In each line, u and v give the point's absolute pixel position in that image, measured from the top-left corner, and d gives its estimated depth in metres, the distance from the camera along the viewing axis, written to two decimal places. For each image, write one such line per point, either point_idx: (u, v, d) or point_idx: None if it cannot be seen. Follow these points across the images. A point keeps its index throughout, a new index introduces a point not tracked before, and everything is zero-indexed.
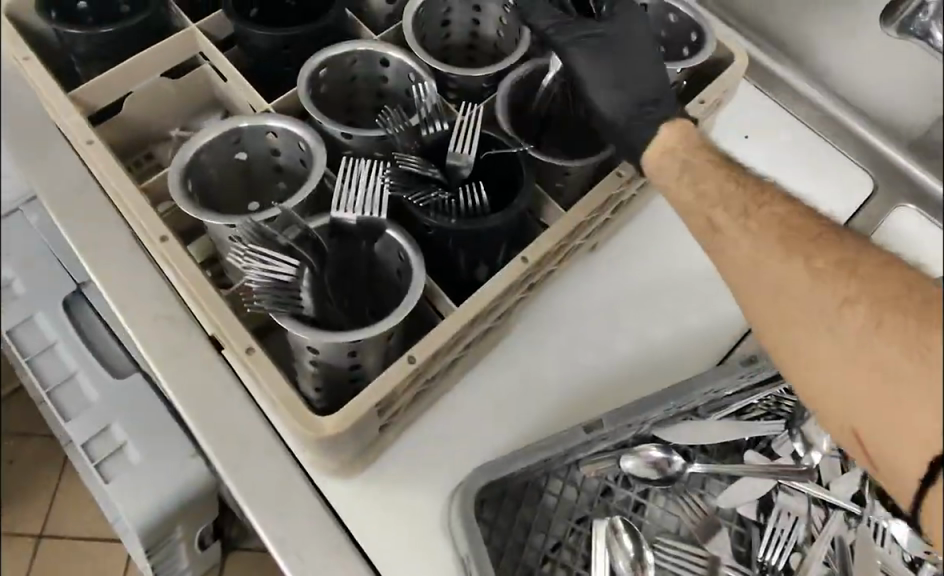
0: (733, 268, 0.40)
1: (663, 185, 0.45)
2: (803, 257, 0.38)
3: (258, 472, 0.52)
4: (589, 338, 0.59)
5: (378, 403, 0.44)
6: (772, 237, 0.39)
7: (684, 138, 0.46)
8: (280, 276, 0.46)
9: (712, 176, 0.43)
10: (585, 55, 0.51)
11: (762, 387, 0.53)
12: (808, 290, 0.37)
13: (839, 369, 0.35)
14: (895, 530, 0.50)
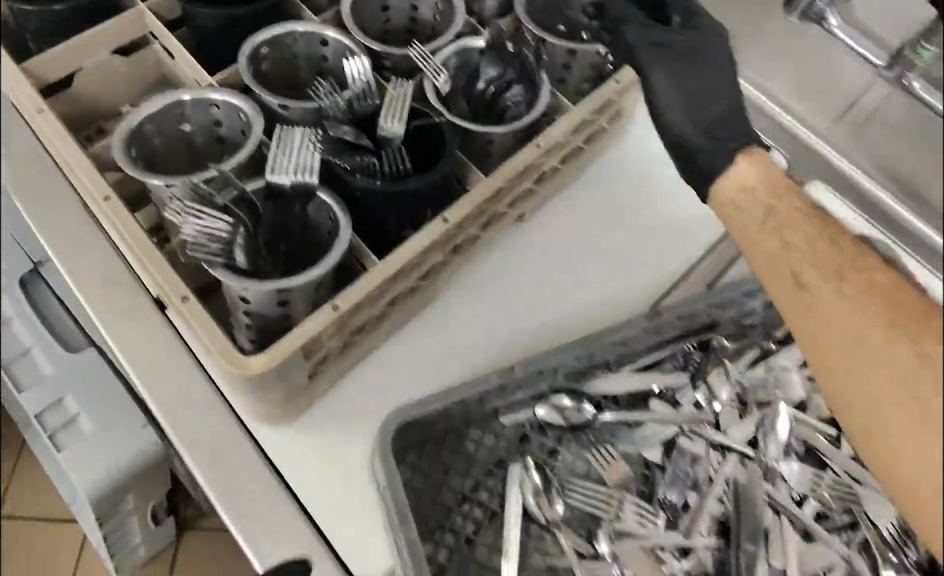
0: (795, 309, 0.32)
1: (741, 225, 0.34)
2: (878, 304, 0.31)
3: (198, 423, 0.54)
4: (515, 299, 0.64)
5: (304, 346, 0.47)
6: (863, 293, 0.31)
7: (773, 169, 0.34)
8: (214, 231, 0.50)
9: (805, 215, 0.33)
10: (652, 63, 0.38)
11: (670, 344, 0.58)
12: (879, 343, 0.30)
13: (881, 423, 0.30)
14: (785, 471, 0.55)
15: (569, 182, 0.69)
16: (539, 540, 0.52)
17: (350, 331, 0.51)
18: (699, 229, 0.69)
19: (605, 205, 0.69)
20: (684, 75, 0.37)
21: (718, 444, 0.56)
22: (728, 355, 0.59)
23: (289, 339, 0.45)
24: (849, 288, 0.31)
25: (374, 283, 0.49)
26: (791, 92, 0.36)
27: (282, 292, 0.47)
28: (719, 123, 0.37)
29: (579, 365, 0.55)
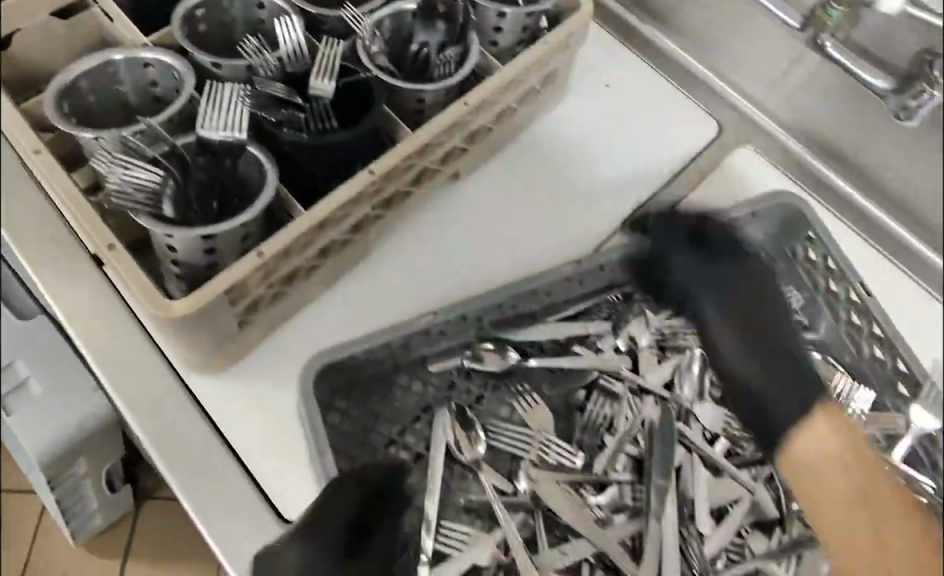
0: (848, 552, 0.50)
1: (795, 472, 0.52)
2: (874, 510, 0.49)
3: (132, 373, 0.55)
4: (446, 255, 0.66)
5: (228, 290, 0.48)
6: (856, 493, 0.50)
7: (844, 442, 0.51)
8: (142, 183, 0.51)
9: (865, 476, 0.50)
10: (709, 304, 0.58)
11: (594, 294, 0.60)
12: (879, 555, 0.49)
13: (864, 565, 0.49)
14: (698, 412, 0.58)
15: (508, 142, 0.71)
16: (462, 478, 0.55)
17: (277, 279, 0.52)
18: (639, 184, 0.71)
19: (545, 164, 0.71)
20: (731, 338, 0.57)
21: (636, 388, 0.59)
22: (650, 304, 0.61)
23: (211, 286, 0.46)
24: (893, 511, 0.49)
25: (299, 230, 0.50)
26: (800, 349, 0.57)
27: (205, 238, 0.48)
28: (786, 416, 0.54)
29: (502, 314, 0.57)
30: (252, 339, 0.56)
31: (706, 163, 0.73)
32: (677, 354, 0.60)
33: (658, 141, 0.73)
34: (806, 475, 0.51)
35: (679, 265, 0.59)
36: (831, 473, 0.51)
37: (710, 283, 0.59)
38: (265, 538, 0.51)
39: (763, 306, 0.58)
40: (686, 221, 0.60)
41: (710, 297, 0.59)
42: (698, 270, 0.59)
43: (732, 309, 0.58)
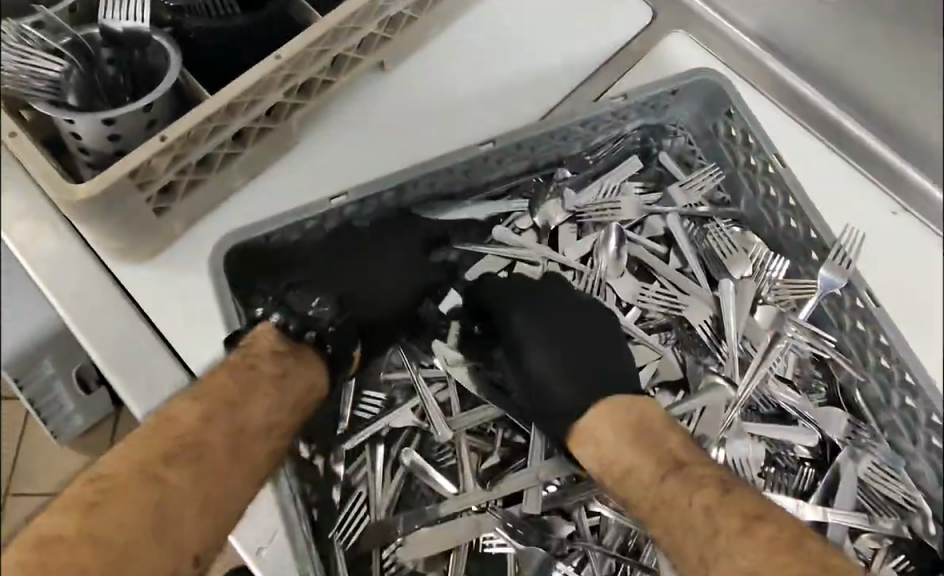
0: (649, 487, 0.52)
1: (590, 456, 0.54)
2: (681, 496, 0.50)
3: (52, 256, 0.55)
4: (371, 145, 0.63)
5: (133, 172, 0.49)
6: (659, 464, 0.52)
7: (618, 424, 0.54)
8: (42, 71, 0.50)
9: (649, 468, 0.52)
10: (513, 325, 0.59)
11: (516, 178, 0.61)
12: (672, 482, 0.51)
13: (678, 498, 0.50)
14: (612, 283, 0.62)
15: (436, 33, 0.67)
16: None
17: (187, 165, 0.53)
18: (573, 70, 0.67)
19: (474, 50, 0.67)
20: (540, 338, 0.59)
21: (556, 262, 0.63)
22: (571, 183, 0.63)
23: (113, 169, 0.47)
24: (697, 504, 0.50)
25: (205, 114, 0.51)
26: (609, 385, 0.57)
27: (105, 123, 0.49)
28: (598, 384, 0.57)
29: (426, 197, 0.58)
30: (175, 228, 0.57)
31: (647, 40, 0.70)
32: (597, 230, 0.62)
33: (597, 27, 0.69)
34: (595, 455, 0.54)
35: (487, 283, 0.60)
36: (604, 448, 0.54)
37: (535, 299, 0.59)
38: None
39: (593, 328, 0.59)
40: (484, 299, 0.60)
41: (521, 312, 0.58)
42: (508, 279, 0.60)
43: (548, 315, 0.59)
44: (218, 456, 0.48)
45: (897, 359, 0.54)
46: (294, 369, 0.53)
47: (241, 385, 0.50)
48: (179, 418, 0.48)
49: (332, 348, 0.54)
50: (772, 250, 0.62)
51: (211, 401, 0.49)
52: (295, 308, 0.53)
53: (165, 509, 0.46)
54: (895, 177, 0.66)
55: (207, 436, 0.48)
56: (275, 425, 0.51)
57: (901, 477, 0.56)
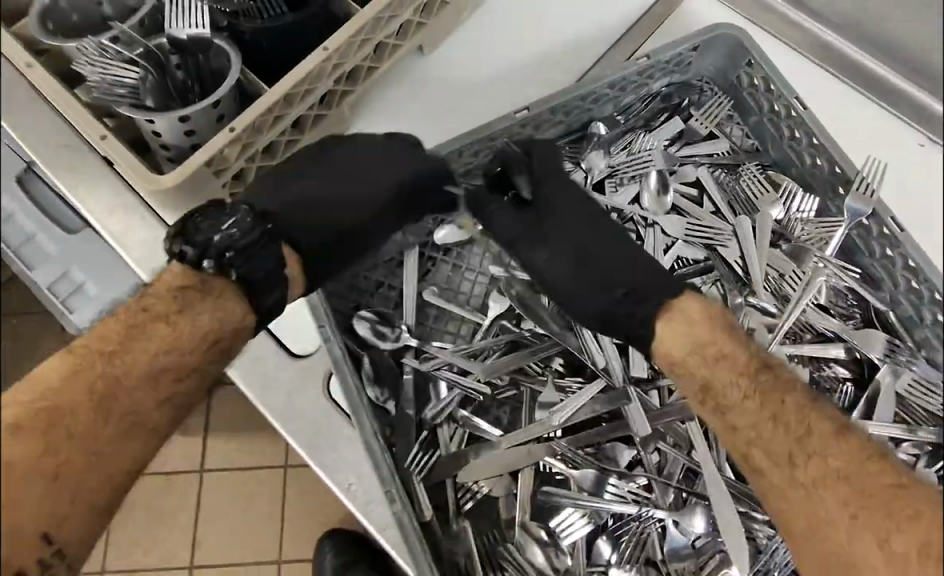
0: (741, 380, 0.53)
1: (671, 349, 0.55)
2: (779, 397, 0.53)
3: (142, 242, 0.63)
4: (411, 113, 0.69)
5: (208, 162, 0.55)
6: (751, 361, 0.54)
7: (706, 310, 0.56)
8: (122, 79, 0.57)
9: (737, 353, 0.54)
10: (549, 240, 0.61)
11: (552, 141, 0.66)
12: (772, 382, 0.53)
13: (779, 400, 0.53)
14: (665, 225, 0.65)
15: (467, 13, 0.72)
16: (449, 277, 0.64)
17: (252, 152, 0.59)
18: (600, 37, 0.72)
19: (502, 27, 0.72)
20: (573, 247, 0.61)
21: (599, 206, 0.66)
22: (603, 142, 0.66)
23: (190, 160, 0.53)
24: (791, 407, 0.52)
25: (266, 106, 0.56)
26: (618, 291, 0.58)
27: (181, 121, 0.55)
28: (629, 285, 0.58)
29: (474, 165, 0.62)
30: None
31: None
32: (631, 184, 0.66)
33: None
34: (672, 339, 0.55)
35: (537, 149, 0.61)
36: (699, 330, 0.55)
37: (562, 188, 0.62)
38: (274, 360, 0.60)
39: (615, 248, 0.60)
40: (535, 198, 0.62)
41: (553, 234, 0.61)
42: (547, 165, 0.61)
43: (572, 201, 0.62)
44: (84, 412, 0.47)
45: (925, 278, 0.57)
46: (192, 306, 0.51)
47: (127, 330, 0.50)
48: (45, 378, 0.47)
49: (237, 273, 0.53)
50: (802, 189, 0.66)
51: (84, 355, 0.48)
52: (204, 230, 0.52)
53: (14, 475, 0.44)
54: (921, 113, 0.68)
55: (72, 395, 0.47)
56: (164, 362, 0.50)
57: (939, 389, 0.59)
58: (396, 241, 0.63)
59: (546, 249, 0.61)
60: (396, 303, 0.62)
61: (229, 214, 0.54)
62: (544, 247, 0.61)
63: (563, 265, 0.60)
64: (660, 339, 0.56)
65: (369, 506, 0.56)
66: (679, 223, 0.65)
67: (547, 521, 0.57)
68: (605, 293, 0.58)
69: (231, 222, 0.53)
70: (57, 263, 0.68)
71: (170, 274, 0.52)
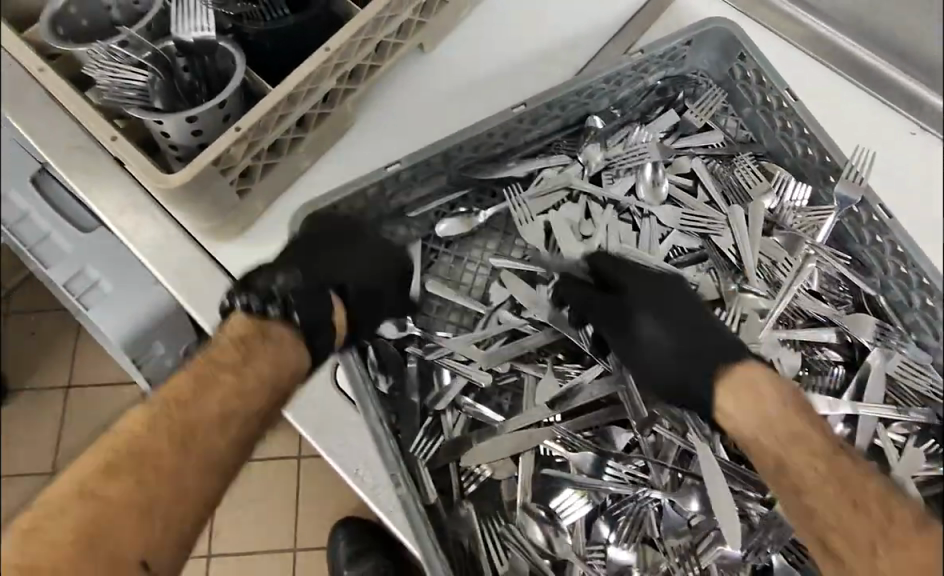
0: (802, 463, 0.53)
1: (737, 422, 0.55)
2: (840, 480, 0.52)
3: (154, 241, 0.65)
4: (413, 108, 0.71)
5: (216, 161, 0.57)
6: (817, 441, 0.53)
7: (775, 387, 0.55)
8: (130, 82, 0.59)
9: (802, 431, 0.54)
10: (644, 324, 0.61)
11: (550, 135, 0.67)
12: (836, 464, 0.52)
13: (836, 483, 0.52)
14: (660, 216, 0.66)
15: (467, 12, 0.74)
16: (450, 268, 0.66)
17: (258, 150, 0.61)
18: (596, 32, 0.73)
19: (501, 24, 0.74)
20: (668, 330, 0.60)
21: (595, 198, 0.67)
22: (600, 134, 0.68)
23: (197, 159, 0.55)
24: (851, 493, 0.51)
25: (270, 106, 0.58)
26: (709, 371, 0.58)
27: (188, 122, 0.57)
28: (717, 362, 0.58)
29: (473, 160, 0.64)
30: (255, 207, 0.66)
31: None
32: (627, 175, 0.68)
33: None
34: (744, 416, 0.55)
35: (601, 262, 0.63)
36: (766, 404, 0.55)
37: (639, 277, 0.62)
38: None
39: (704, 326, 0.59)
40: (624, 285, 0.62)
41: (647, 316, 0.61)
42: (615, 263, 0.63)
43: (656, 283, 0.62)
44: (165, 451, 0.52)
45: (913, 264, 0.58)
46: (253, 357, 0.55)
47: (198, 380, 0.54)
48: (130, 426, 0.52)
49: (298, 317, 0.58)
50: (794, 177, 0.67)
51: (163, 404, 0.53)
52: (257, 282, 0.58)
53: (111, 517, 0.50)
54: (913, 101, 0.69)
55: (156, 442, 0.52)
56: (232, 408, 0.54)
57: (928, 370, 0.60)
58: (400, 235, 0.65)
59: (641, 334, 0.61)
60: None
61: (280, 269, 0.59)
62: (636, 336, 0.61)
63: (660, 352, 0.60)
64: (723, 410, 0.56)
65: (376, 491, 0.58)
66: (673, 214, 0.66)
67: (548, 502, 0.59)
68: (696, 372, 0.58)
69: (282, 269, 0.59)
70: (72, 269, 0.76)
71: (237, 321, 0.57)
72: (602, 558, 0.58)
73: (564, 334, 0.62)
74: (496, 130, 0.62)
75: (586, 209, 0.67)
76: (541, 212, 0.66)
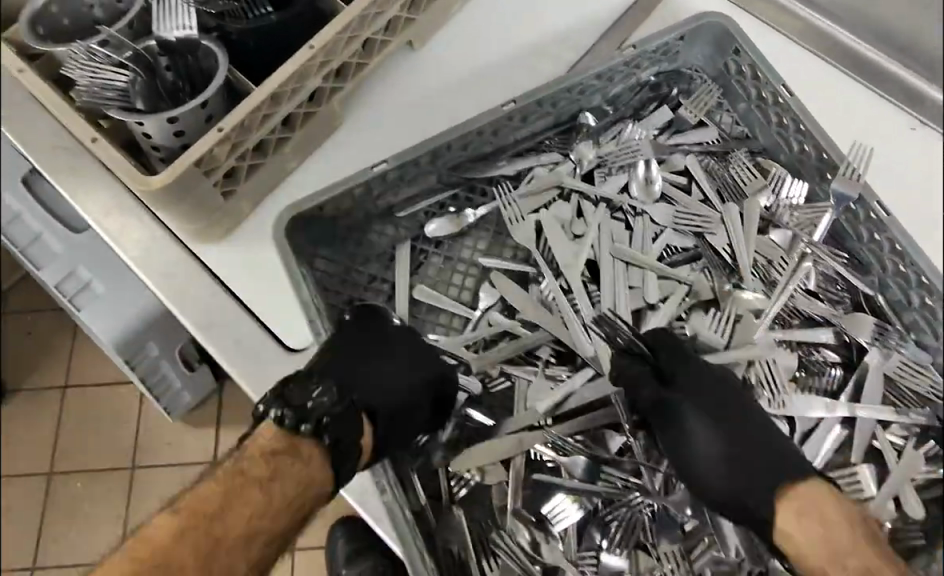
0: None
1: (795, 543, 0.52)
2: None
3: (139, 241, 0.64)
4: (401, 106, 0.70)
5: (199, 162, 0.56)
6: (882, 562, 0.50)
7: (838, 505, 0.52)
8: (111, 82, 0.58)
9: (869, 555, 0.50)
10: (699, 435, 0.57)
11: (541, 133, 0.66)
12: None
13: None
14: (654, 215, 0.65)
15: (457, 8, 0.72)
16: (440, 269, 0.65)
17: (242, 151, 0.60)
18: (588, 27, 0.72)
19: (492, 20, 0.72)
20: (725, 444, 0.57)
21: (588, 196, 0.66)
22: (593, 132, 0.67)
23: (179, 160, 0.54)
24: None
25: (254, 106, 0.57)
26: (771, 489, 0.54)
27: (169, 122, 0.55)
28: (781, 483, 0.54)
29: (463, 159, 0.63)
30: (241, 207, 0.64)
31: None
32: (620, 173, 0.66)
33: None
34: (804, 538, 0.51)
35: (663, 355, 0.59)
36: (830, 526, 0.51)
37: (690, 373, 0.58)
38: (271, 354, 0.61)
39: (766, 443, 0.56)
40: (676, 393, 0.58)
41: (703, 426, 0.57)
42: (670, 350, 0.59)
43: (711, 388, 0.58)
44: (186, 564, 0.50)
45: (912, 262, 0.57)
46: (283, 472, 0.53)
47: (226, 492, 0.52)
48: (156, 533, 0.51)
49: (329, 440, 0.55)
50: (790, 174, 0.65)
51: (188, 514, 0.52)
52: (292, 398, 0.55)
53: None
54: (912, 96, 0.68)
55: (178, 551, 0.51)
56: (257, 525, 0.52)
57: (928, 371, 0.59)
58: (389, 236, 0.64)
59: (695, 445, 0.57)
60: (388, 297, 0.63)
61: (316, 382, 0.56)
62: (690, 447, 0.57)
63: (716, 465, 0.56)
64: (780, 530, 0.53)
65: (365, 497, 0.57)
66: (667, 212, 0.65)
67: (538, 508, 0.57)
68: (758, 492, 0.55)
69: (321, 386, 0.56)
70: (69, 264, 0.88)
71: (264, 429, 0.55)
72: (595, 564, 0.56)
73: (552, 335, 0.61)
74: (484, 129, 0.61)
75: (578, 207, 0.66)
76: (533, 211, 0.65)
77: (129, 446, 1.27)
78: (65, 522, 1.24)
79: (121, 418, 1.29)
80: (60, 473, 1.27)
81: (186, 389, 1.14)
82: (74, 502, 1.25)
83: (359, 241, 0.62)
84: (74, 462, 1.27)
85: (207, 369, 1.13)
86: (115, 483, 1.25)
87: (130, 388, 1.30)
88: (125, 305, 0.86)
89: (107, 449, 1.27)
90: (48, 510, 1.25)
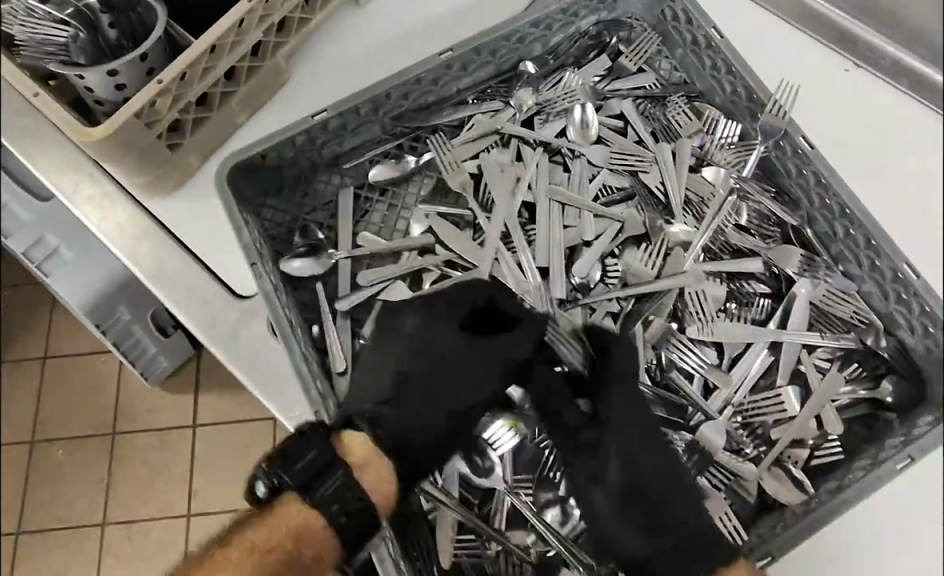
0: None
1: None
2: None
3: (91, 197, 0.66)
4: (342, 61, 0.71)
5: (140, 114, 0.58)
6: None
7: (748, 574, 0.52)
8: (52, 38, 0.59)
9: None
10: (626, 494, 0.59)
11: (480, 82, 0.68)
12: None
13: None
14: (591, 157, 0.67)
15: None
16: (384, 215, 0.67)
17: (184, 104, 0.61)
18: None
19: None
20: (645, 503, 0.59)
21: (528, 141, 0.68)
22: (533, 79, 0.69)
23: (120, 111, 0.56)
24: None
25: (193, 58, 0.58)
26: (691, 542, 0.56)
27: (110, 75, 0.57)
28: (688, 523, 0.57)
29: (403, 109, 0.65)
30: (189, 160, 0.66)
31: None
32: (557, 119, 0.68)
33: None
34: None
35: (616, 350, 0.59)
36: None
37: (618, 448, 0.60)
38: (219, 302, 0.63)
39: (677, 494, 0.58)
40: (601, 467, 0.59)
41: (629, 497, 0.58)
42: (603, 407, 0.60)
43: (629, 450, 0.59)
44: None
45: (835, 194, 0.58)
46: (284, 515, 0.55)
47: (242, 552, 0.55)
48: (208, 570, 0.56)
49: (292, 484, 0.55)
50: (724, 116, 0.68)
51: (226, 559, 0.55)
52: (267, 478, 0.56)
53: None
54: (845, 37, 0.69)
55: None
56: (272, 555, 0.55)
57: (854, 299, 0.61)
58: (334, 184, 0.66)
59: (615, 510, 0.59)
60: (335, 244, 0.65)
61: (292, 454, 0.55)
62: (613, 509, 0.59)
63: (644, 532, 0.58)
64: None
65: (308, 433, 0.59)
66: (604, 152, 0.67)
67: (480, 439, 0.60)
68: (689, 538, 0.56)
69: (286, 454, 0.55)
70: (31, 229, 0.90)
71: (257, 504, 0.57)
72: (529, 488, 0.58)
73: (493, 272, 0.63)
74: (424, 77, 0.62)
75: (518, 151, 0.68)
76: (473, 155, 0.67)
77: (109, 415, 1.29)
78: (49, 491, 1.26)
79: (102, 387, 1.31)
80: (42, 442, 1.29)
81: (162, 353, 1.16)
82: (55, 470, 1.27)
83: (305, 190, 0.64)
84: (56, 431, 1.29)
85: (181, 336, 1.15)
86: (96, 450, 1.27)
87: (109, 357, 1.32)
88: (91, 272, 0.89)
89: (87, 419, 1.29)
90: (31, 478, 1.28)
